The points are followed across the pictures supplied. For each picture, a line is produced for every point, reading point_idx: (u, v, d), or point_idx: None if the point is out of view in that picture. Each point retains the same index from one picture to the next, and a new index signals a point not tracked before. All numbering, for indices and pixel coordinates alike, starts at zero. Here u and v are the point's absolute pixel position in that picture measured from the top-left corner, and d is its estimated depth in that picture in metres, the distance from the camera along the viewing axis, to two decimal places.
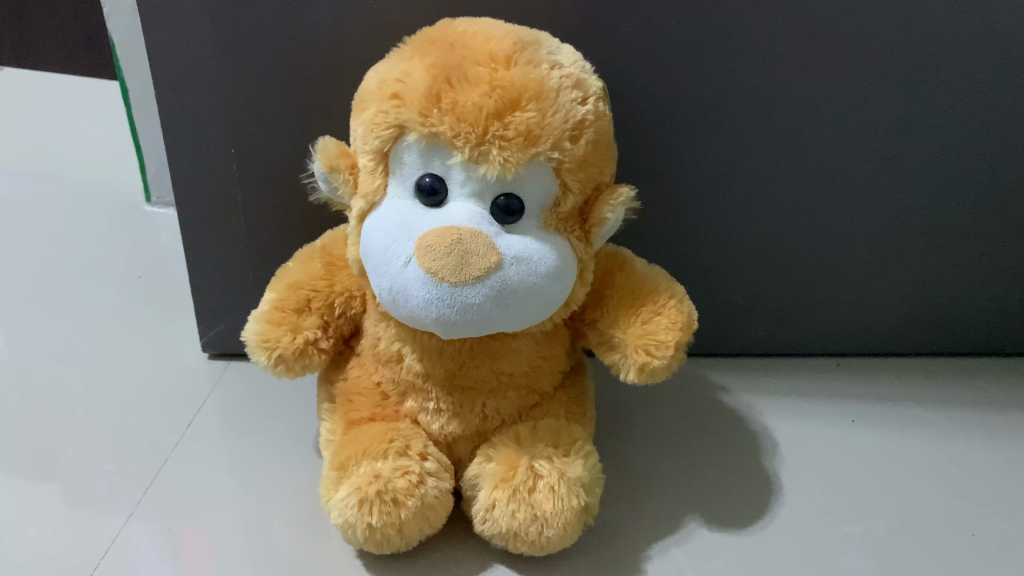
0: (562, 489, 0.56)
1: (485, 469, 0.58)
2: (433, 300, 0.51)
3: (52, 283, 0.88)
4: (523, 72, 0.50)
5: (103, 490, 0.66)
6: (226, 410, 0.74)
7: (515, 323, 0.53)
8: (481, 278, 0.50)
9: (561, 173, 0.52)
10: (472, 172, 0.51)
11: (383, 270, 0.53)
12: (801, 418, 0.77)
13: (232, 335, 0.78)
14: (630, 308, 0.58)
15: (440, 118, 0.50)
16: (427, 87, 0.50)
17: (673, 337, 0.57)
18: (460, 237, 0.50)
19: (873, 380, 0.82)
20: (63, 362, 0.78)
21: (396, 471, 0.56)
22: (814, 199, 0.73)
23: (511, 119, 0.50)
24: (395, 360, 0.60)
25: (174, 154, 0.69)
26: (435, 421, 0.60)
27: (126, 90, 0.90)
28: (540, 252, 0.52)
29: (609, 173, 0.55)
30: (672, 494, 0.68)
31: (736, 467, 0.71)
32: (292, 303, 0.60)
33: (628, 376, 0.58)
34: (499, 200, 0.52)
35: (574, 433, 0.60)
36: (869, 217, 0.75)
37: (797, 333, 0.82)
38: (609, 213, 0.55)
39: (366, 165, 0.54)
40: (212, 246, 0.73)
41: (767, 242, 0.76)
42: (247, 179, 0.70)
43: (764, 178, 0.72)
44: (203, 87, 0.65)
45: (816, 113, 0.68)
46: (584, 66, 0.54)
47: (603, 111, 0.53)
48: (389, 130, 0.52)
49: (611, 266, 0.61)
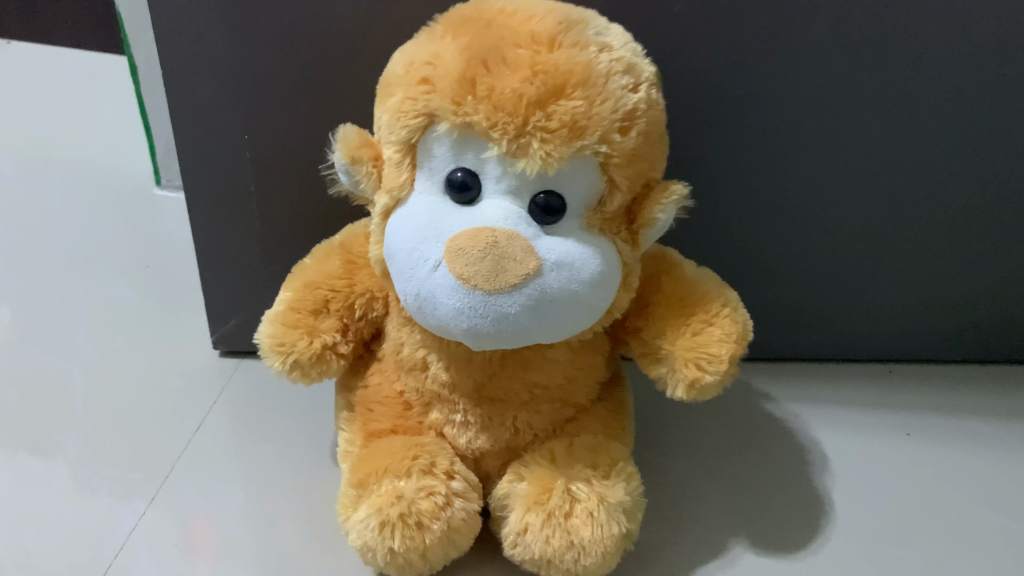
0: (601, 515, 0.51)
1: (515, 488, 0.53)
2: (464, 309, 0.46)
3: (57, 275, 0.83)
4: (569, 55, 0.45)
5: (103, 500, 0.62)
6: (237, 412, 0.70)
7: (553, 335, 0.48)
8: (519, 285, 0.45)
9: (608, 169, 0.47)
10: (510, 166, 0.46)
11: (408, 274, 0.48)
12: (852, 431, 0.72)
13: (244, 333, 0.74)
14: (678, 317, 0.53)
15: (475, 106, 0.45)
16: (459, 72, 0.45)
17: (726, 350, 0.51)
18: (495, 239, 0.45)
19: (928, 390, 0.76)
20: (66, 358, 0.74)
21: (419, 492, 0.51)
22: (872, 196, 0.67)
23: (555, 108, 0.44)
24: (419, 368, 0.55)
25: (185, 142, 0.64)
26: (461, 435, 0.55)
27: (135, 69, 0.85)
28: (583, 256, 0.47)
29: (660, 167, 0.50)
30: (715, 513, 0.63)
31: (784, 483, 0.66)
32: (309, 304, 0.56)
33: (676, 392, 0.53)
34: (539, 197, 0.47)
35: (614, 453, 0.55)
36: (933, 217, 0.69)
37: (850, 337, 0.77)
38: (659, 213, 0.49)
39: (391, 158, 0.49)
40: (223, 238, 0.68)
41: (821, 240, 0.70)
42: (261, 169, 0.65)
43: (818, 173, 0.66)
44: (214, 67, 0.60)
45: (883, 100, 0.62)
46: (634, 49, 0.48)
47: (655, 99, 0.48)
48: (418, 119, 0.47)
49: (657, 269, 0.55)
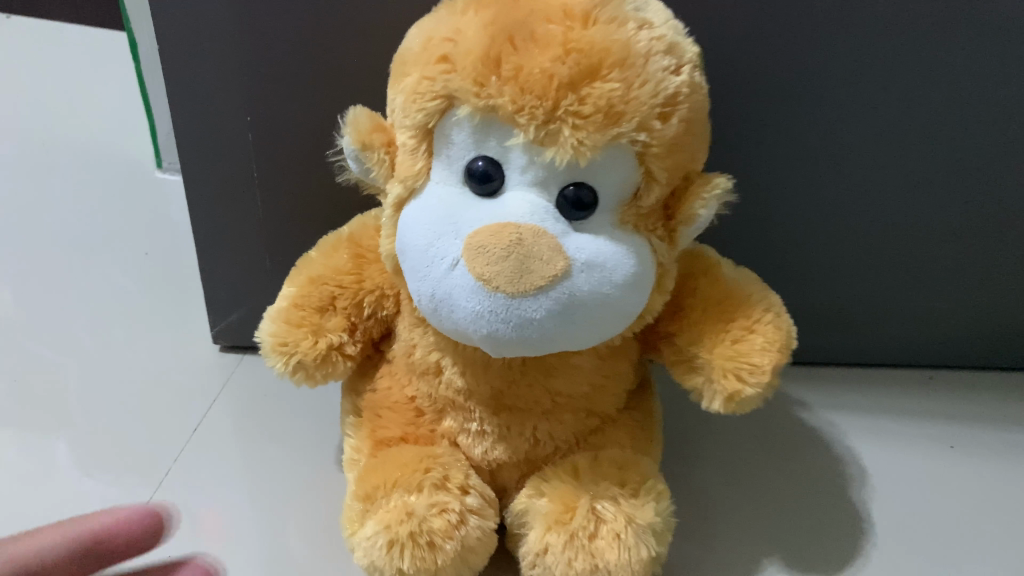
0: (629, 538, 0.46)
1: (534, 504, 0.49)
2: (484, 313, 0.41)
3: (51, 261, 0.79)
4: (605, 32, 0.40)
5: (95, 505, 0.58)
6: (237, 411, 0.66)
7: (581, 341, 0.44)
8: (546, 288, 0.41)
9: (646, 160, 0.42)
10: (537, 155, 0.41)
11: (423, 273, 0.43)
12: (891, 442, 0.67)
13: (247, 327, 0.70)
14: (716, 322, 0.48)
15: (500, 87, 0.40)
16: (483, 50, 0.40)
17: (769, 360, 0.47)
18: (519, 236, 0.41)
19: (973, 398, 0.72)
20: (60, 351, 0.70)
21: (431, 509, 0.47)
22: (922, 192, 0.62)
23: (589, 91, 0.40)
24: (432, 373, 0.51)
25: (184, 125, 0.59)
26: (477, 445, 0.51)
27: (135, 46, 0.80)
28: (616, 256, 0.42)
29: (701, 158, 0.45)
30: (747, 530, 0.59)
31: (821, 499, 0.61)
32: (314, 301, 0.52)
33: (712, 404, 0.48)
34: (568, 190, 0.42)
35: (643, 468, 0.50)
36: (988, 217, 0.63)
37: (891, 341, 0.72)
38: (699, 209, 0.45)
39: (405, 144, 0.45)
40: (224, 227, 0.64)
41: (863, 239, 0.65)
42: (265, 155, 0.61)
43: (864, 166, 0.61)
44: (216, 43, 0.56)
45: (942, 88, 0.57)
46: (676, 27, 0.43)
47: (698, 83, 0.43)
48: (435, 101, 0.42)
49: (693, 269, 0.51)
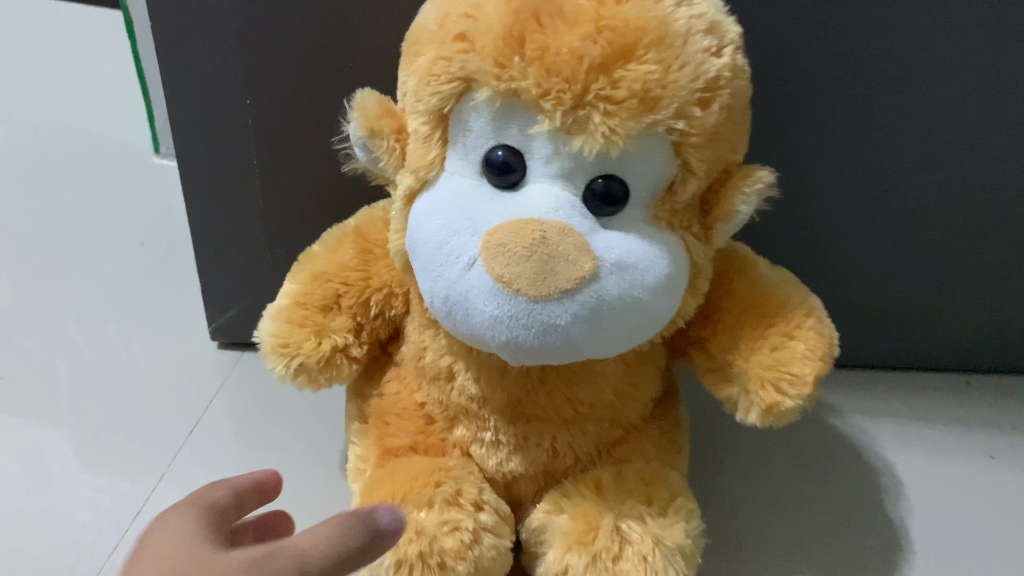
0: (657, 561, 0.43)
1: (553, 521, 0.46)
2: (503, 318, 0.38)
3: (43, 252, 0.76)
4: (640, 8, 0.36)
5: (84, 513, 0.55)
6: (236, 413, 0.62)
7: (608, 349, 0.40)
8: (572, 291, 0.37)
9: (682, 151, 0.38)
10: (563, 145, 0.37)
11: (436, 272, 0.39)
12: (927, 452, 0.63)
13: (247, 323, 0.66)
14: (753, 328, 0.44)
15: (524, 69, 0.36)
16: (505, 27, 0.36)
17: (811, 370, 0.43)
18: (543, 234, 0.37)
19: (1014, 405, 0.67)
20: (50, 346, 0.66)
21: (442, 527, 0.43)
22: (970, 188, 0.58)
23: (622, 73, 0.36)
24: (443, 378, 0.47)
25: (179, 109, 0.55)
26: (491, 456, 0.47)
27: (131, 26, 0.75)
28: (649, 257, 0.39)
29: (741, 149, 0.41)
30: (777, 548, 0.55)
31: (855, 513, 0.58)
32: (317, 299, 0.48)
33: (748, 417, 0.45)
34: (596, 183, 0.38)
35: (670, 484, 0.47)
36: None
37: (928, 345, 0.67)
38: (739, 204, 0.41)
39: (418, 131, 0.41)
40: (222, 218, 0.60)
41: (903, 237, 0.61)
42: (266, 141, 0.57)
43: (908, 159, 0.57)
44: (212, 21, 0.52)
45: (996, 76, 0.52)
46: (717, 3, 0.39)
47: (741, 65, 0.39)
48: (451, 84, 0.38)
49: (727, 269, 0.47)
